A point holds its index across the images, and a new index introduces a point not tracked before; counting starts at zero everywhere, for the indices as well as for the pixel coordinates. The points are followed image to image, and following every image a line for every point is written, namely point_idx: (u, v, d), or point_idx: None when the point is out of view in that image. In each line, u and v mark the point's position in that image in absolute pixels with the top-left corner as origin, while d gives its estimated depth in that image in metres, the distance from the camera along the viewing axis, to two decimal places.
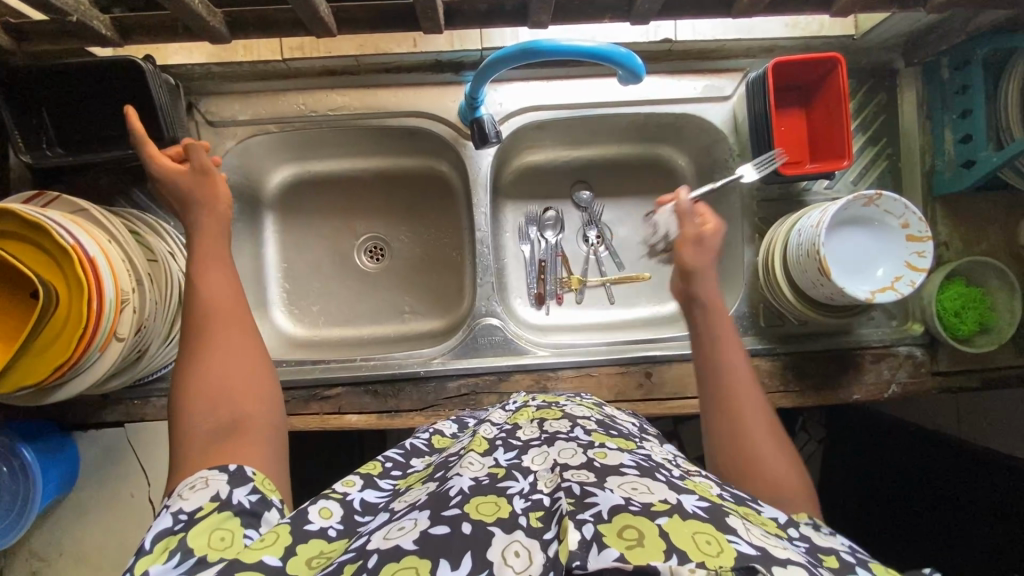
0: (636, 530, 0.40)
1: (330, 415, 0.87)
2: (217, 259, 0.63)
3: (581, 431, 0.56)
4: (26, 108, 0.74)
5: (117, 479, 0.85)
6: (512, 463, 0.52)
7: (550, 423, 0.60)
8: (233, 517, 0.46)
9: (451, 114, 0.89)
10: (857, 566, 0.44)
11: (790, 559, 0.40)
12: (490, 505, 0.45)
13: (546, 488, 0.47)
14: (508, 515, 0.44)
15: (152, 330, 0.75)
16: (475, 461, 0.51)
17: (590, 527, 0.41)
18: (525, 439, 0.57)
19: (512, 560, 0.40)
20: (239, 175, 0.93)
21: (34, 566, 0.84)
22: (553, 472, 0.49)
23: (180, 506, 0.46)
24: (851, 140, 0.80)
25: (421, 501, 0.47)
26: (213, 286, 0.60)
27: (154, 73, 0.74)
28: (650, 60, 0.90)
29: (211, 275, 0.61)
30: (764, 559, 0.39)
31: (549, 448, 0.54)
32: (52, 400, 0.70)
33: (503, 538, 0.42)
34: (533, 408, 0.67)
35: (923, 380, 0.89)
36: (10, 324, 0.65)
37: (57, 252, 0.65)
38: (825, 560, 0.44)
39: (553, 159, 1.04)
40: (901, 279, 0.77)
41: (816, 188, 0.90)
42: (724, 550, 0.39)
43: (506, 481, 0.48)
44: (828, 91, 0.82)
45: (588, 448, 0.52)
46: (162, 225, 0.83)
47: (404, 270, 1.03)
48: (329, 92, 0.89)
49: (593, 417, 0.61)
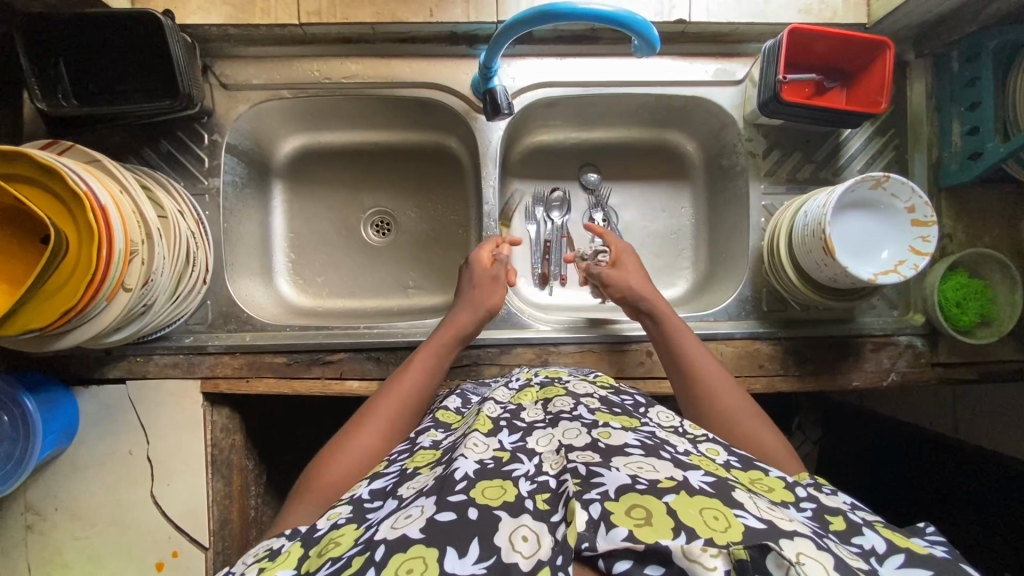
0: (644, 509, 0.41)
1: (331, 380, 0.87)
2: (432, 361, 0.75)
3: (585, 411, 0.58)
4: (42, 58, 0.74)
5: (115, 435, 0.85)
6: (517, 446, 0.53)
7: (553, 402, 0.61)
8: (296, 549, 0.49)
9: (463, 87, 0.90)
10: (863, 527, 0.47)
11: (797, 531, 0.41)
12: (496, 488, 0.46)
13: (552, 468, 0.49)
14: (514, 499, 0.45)
15: (160, 284, 0.76)
16: (480, 443, 0.52)
17: (597, 506, 0.42)
18: (529, 421, 0.58)
19: (520, 545, 0.41)
20: (251, 141, 0.94)
21: (29, 521, 0.84)
22: (559, 452, 0.51)
23: (244, 560, 0.50)
24: (875, 40, 0.80)
25: (428, 488, 0.48)
26: (411, 383, 0.71)
27: (173, 30, 0.74)
28: (665, 40, 0.90)
29: (419, 377, 0.72)
30: (770, 532, 0.39)
31: (553, 429, 0.55)
32: (58, 347, 0.70)
33: (511, 522, 0.43)
34: (536, 386, 0.68)
35: (922, 370, 0.90)
36: (19, 267, 0.66)
37: (68, 197, 0.65)
38: (832, 521, 0.47)
39: (563, 140, 1.04)
40: (904, 263, 0.77)
41: (848, 171, 0.91)
42: (732, 525, 0.40)
43: (511, 464, 0.50)
44: (815, 45, 0.81)
45: (592, 427, 0.54)
46: (172, 182, 0.84)
47: (409, 245, 1.04)
48: (344, 60, 0.89)
49: (596, 394, 0.63)
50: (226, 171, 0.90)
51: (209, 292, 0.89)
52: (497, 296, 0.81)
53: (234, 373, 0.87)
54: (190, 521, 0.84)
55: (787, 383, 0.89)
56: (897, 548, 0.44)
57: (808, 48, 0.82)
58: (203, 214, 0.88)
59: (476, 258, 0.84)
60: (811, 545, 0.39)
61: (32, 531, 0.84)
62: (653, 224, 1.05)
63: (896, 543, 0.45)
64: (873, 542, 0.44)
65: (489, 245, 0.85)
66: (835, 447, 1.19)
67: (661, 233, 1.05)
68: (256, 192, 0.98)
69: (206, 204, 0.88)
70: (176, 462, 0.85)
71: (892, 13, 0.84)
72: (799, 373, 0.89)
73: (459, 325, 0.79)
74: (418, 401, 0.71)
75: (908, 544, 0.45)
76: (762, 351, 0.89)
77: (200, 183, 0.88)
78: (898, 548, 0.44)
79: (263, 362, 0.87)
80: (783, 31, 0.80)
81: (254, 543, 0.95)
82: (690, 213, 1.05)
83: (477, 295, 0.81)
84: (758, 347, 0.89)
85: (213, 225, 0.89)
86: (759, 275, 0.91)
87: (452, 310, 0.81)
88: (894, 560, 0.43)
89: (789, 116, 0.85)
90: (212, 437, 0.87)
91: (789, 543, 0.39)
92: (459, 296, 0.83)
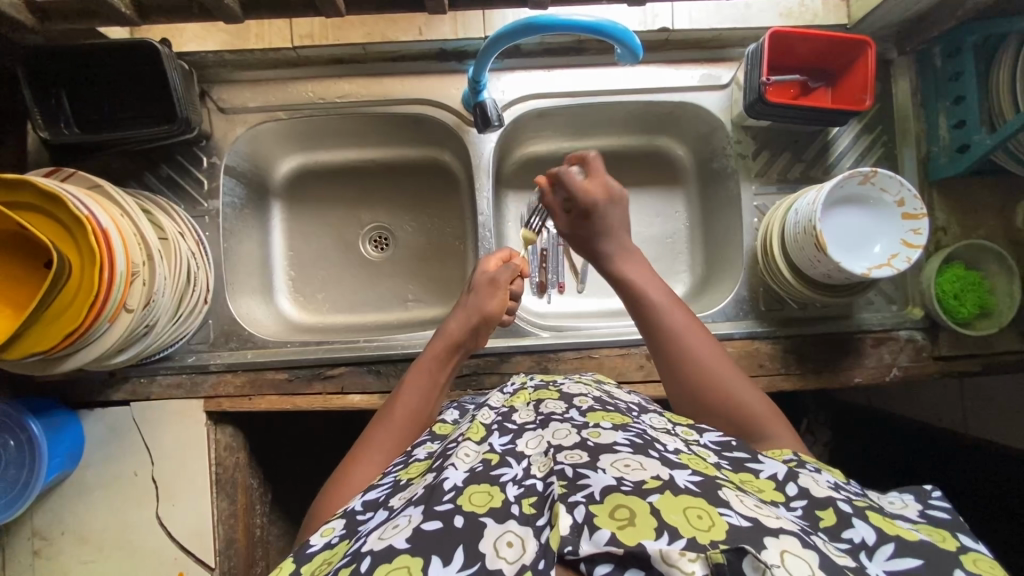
0: (627, 510, 0.42)
1: (333, 395, 0.88)
2: (430, 378, 0.74)
3: (576, 413, 0.58)
4: (45, 89, 0.76)
5: (119, 457, 0.86)
6: (506, 449, 0.53)
7: (545, 404, 0.61)
8: (289, 563, 0.49)
9: (454, 102, 0.91)
10: (854, 517, 0.46)
11: (783, 528, 0.41)
12: (483, 494, 0.47)
13: (540, 472, 0.49)
14: (501, 505, 0.46)
15: (161, 305, 0.77)
16: (471, 451, 0.53)
17: (581, 509, 0.42)
18: (521, 423, 0.58)
19: (505, 551, 0.42)
20: (248, 162, 0.96)
21: (35, 546, 0.84)
22: (547, 454, 0.51)
23: None
24: (855, 40, 0.81)
25: (417, 497, 0.49)
26: (411, 400, 0.71)
27: (170, 57, 0.76)
28: (649, 49, 0.92)
29: (415, 400, 0.71)
30: (754, 532, 0.40)
31: (543, 430, 0.55)
32: (60, 370, 0.71)
33: (496, 529, 0.43)
34: (530, 389, 0.68)
35: (924, 363, 0.89)
36: (24, 291, 0.67)
37: (69, 221, 0.66)
38: (822, 517, 0.47)
39: (556, 149, 1.05)
40: (897, 256, 0.77)
41: (840, 168, 0.92)
42: (716, 523, 0.40)
43: (499, 468, 0.50)
44: (796, 48, 0.83)
45: (582, 428, 0.54)
46: (172, 205, 0.86)
47: (407, 259, 1.05)
48: (337, 80, 0.91)
49: (590, 394, 0.64)
50: (225, 193, 0.92)
51: (211, 311, 0.90)
52: (496, 301, 0.80)
53: (236, 392, 0.87)
54: (196, 541, 0.84)
55: (789, 381, 0.89)
56: (887, 537, 0.44)
57: (790, 50, 0.84)
58: (203, 235, 0.89)
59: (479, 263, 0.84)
60: (796, 542, 0.39)
61: (38, 557, 0.84)
62: (649, 230, 1.06)
63: (885, 532, 0.45)
64: (863, 535, 0.44)
65: (499, 256, 0.85)
66: (845, 447, 1.17)
67: (657, 237, 1.06)
68: (255, 213, 1.00)
69: (206, 225, 0.90)
70: (180, 482, 0.85)
71: (870, 14, 0.86)
72: (800, 371, 0.88)
73: (450, 335, 0.78)
74: (415, 418, 0.70)
75: (897, 530, 0.46)
76: (762, 351, 0.89)
77: (200, 206, 0.90)
78: (888, 537, 0.44)
79: (265, 379, 0.88)
80: (765, 35, 0.82)
81: (260, 562, 0.94)
82: (684, 217, 1.06)
83: (475, 301, 0.80)
84: (758, 346, 0.89)
85: (214, 245, 0.91)
86: (754, 274, 0.91)
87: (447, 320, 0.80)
88: (883, 552, 0.43)
89: (774, 118, 0.86)
90: (216, 456, 0.87)
91: (774, 541, 0.39)
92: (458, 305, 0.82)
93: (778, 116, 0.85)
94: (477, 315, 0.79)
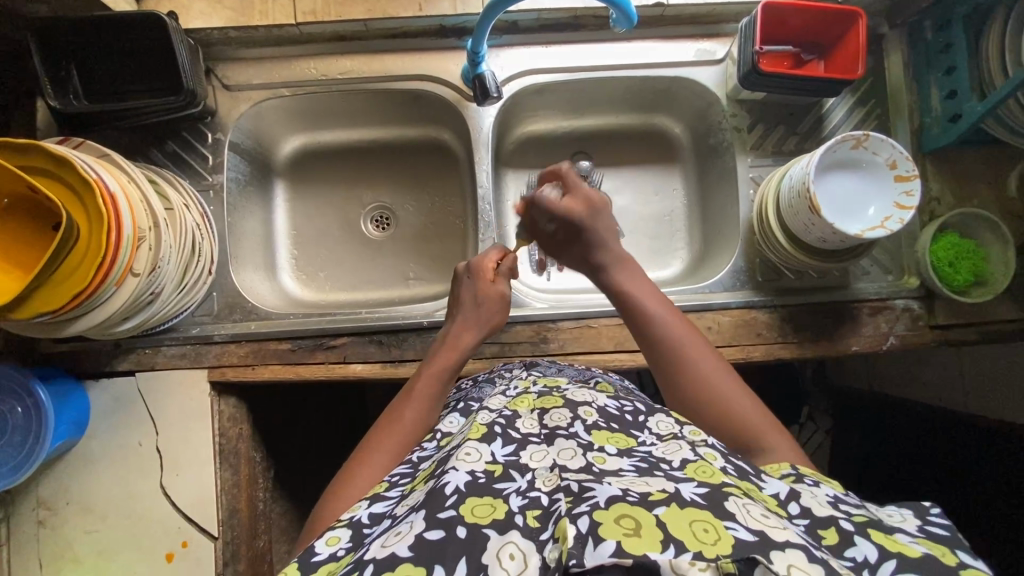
0: (633, 520, 0.40)
1: (335, 364, 0.89)
2: (437, 383, 0.74)
3: (581, 428, 0.58)
4: (57, 61, 0.79)
5: (124, 427, 0.87)
6: (509, 461, 0.53)
7: (550, 414, 0.61)
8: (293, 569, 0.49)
9: (453, 77, 0.93)
10: (856, 535, 0.45)
11: (788, 541, 0.40)
12: (486, 506, 0.47)
13: (545, 486, 0.49)
14: (504, 516, 0.46)
15: (167, 273, 0.79)
16: (472, 452, 0.54)
17: (585, 519, 0.41)
18: (525, 432, 0.58)
19: (508, 563, 0.42)
20: (252, 141, 0.98)
21: (40, 515, 0.85)
22: (552, 471, 0.51)
23: None
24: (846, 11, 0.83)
25: (419, 504, 0.49)
26: (420, 405, 0.71)
27: (177, 29, 0.78)
28: (645, 24, 0.94)
29: (423, 404, 0.71)
30: (761, 545, 0.39)
31: (548, 446, 0.55)
32: (67, 334, 0.73)
33: (497, 541, 0.44)
34: (534, 394, 0.68)
35: (921, 332, 0.90)
36: (34, 252, 0.69)
37: (77, 185, 0.68)
38: (825, 535, 0.46)
39: (554, 128, 1.07)
40: (890, 219, 0.79)
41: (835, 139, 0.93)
42: (722, 537, 0.39)
43: (503, 482, 0.50)
44: (788, 20, 0.85)
45: (588, 450, 0.54)
46: (179, 179, 0.87)
47: (408, 238, 1.06)
48: (339, 57, 0.93)
49: (594, 405, 0.64)
50: (229, 168, 0.93)
51: (216, 283, 0.91)
52: (498, 313, 0.81)
53: (240, 361, 0.89)
54: (199, 510, 0.85)
55: (787, 350, 0.89)
56: (889, 554, 0.43)
57: (784, 23, 0.85)
58: (208, 209, 0.91)
59: (479, 266, 0.82)
60: (802, 556, 0.38)
61: (43, 526, 0.85)
62: (646, 208, 1.07)
63: (887, 549, 0.44)
64: (865, 553, 0.43)
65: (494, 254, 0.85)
66: None
67: (655, 215, 1.07)
68: (259, 191, 1.01)
69: (211, 199, 0.92)
70: (184, 453, 0.86)
71: None
72: (797, 340, 0.89)
73: (459, 345, 0.78)
74: (420, 423, 0.70)
75: (899, 547, 0.44)
76: (759, 320, 0.90)
77: (205, 180, 0.92)
78: (890, 554, 0.43)
79: (268, 349, 0.89)
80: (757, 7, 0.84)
81: (263, 536, 0.95)
82: (682, 195, 1.07)
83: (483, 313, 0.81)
84: (755, 316, 0.90)
85: (219, 219, 0.92)
86: (751, 247, 0.92)
87: (452, 327, 0.80)
88: (886, 568, 0.42)
89: (769, 89, 0.88)
90: (220, 427, 0.88)
91: (780, 555, 0.38)
92: (460, 311, 0.82)
93: (772, 85, 0.87)
94: (483, 327, 0.80)
